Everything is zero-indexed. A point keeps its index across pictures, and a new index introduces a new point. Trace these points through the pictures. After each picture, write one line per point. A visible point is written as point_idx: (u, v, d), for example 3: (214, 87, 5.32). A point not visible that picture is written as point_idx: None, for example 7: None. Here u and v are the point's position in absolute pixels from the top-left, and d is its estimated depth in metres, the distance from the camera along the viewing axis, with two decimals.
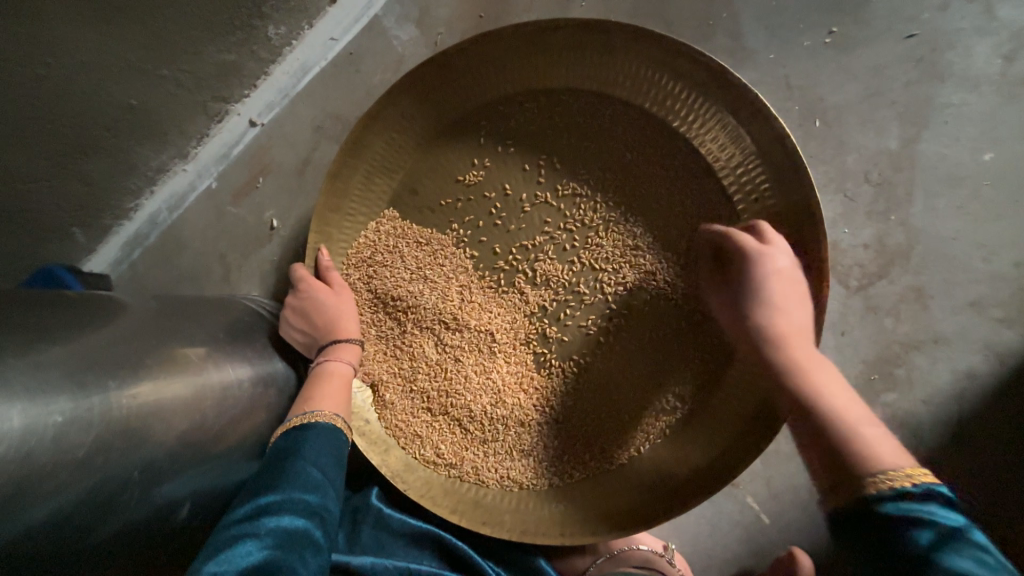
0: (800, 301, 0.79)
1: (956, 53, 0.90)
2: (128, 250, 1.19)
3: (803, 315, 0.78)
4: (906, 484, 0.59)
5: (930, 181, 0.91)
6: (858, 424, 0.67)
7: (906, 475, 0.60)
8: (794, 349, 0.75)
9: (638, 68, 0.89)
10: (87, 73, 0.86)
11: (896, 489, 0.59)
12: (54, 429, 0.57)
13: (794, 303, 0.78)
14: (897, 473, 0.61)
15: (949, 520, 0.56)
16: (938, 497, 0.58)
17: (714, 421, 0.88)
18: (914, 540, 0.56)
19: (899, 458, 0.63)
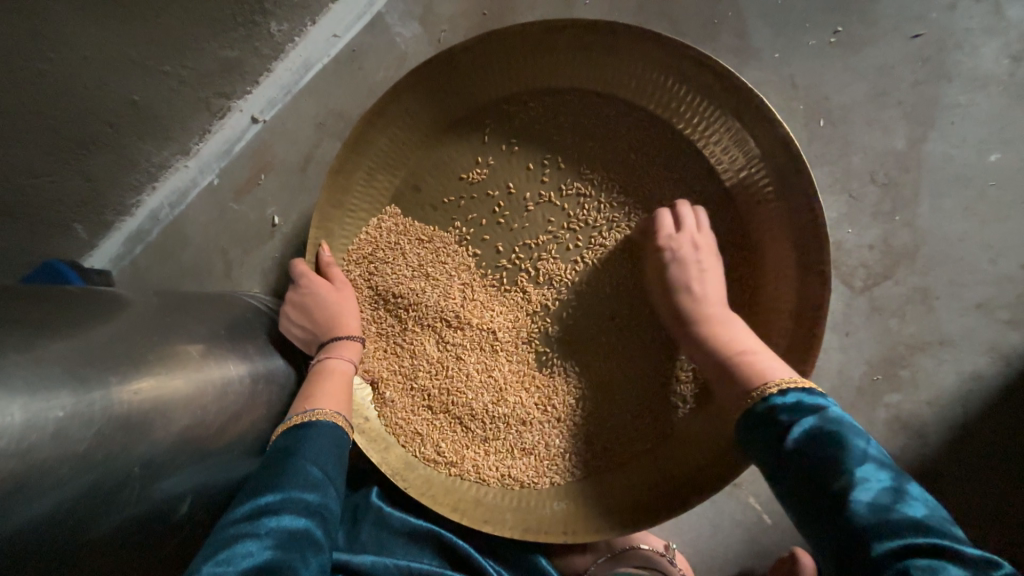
0: (708, 267, 0.85)
1: (964, 53, 0.90)
2: (130, 246, 1.19)
3: (710, 278, 0.85)
4: (777, 390, 0.66)
5: (937, 181, 0.90)
6: (757, 358, 0.73)
7: (789, 382, 0.67)
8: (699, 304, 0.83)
9: (643, 70, 0.89)
10: (90, 68, 0.86)
11: (773, 394, 0.66)
12: (55, 423, 0.57)
13: (701, 269, 0.84)
14: (782, 382, 0.67)
15: (817, 408, 0.62)
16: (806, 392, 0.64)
17: (718, 423, 0.87)
18: (788, 435, 0.61)
19: (785, 373, 0.70)
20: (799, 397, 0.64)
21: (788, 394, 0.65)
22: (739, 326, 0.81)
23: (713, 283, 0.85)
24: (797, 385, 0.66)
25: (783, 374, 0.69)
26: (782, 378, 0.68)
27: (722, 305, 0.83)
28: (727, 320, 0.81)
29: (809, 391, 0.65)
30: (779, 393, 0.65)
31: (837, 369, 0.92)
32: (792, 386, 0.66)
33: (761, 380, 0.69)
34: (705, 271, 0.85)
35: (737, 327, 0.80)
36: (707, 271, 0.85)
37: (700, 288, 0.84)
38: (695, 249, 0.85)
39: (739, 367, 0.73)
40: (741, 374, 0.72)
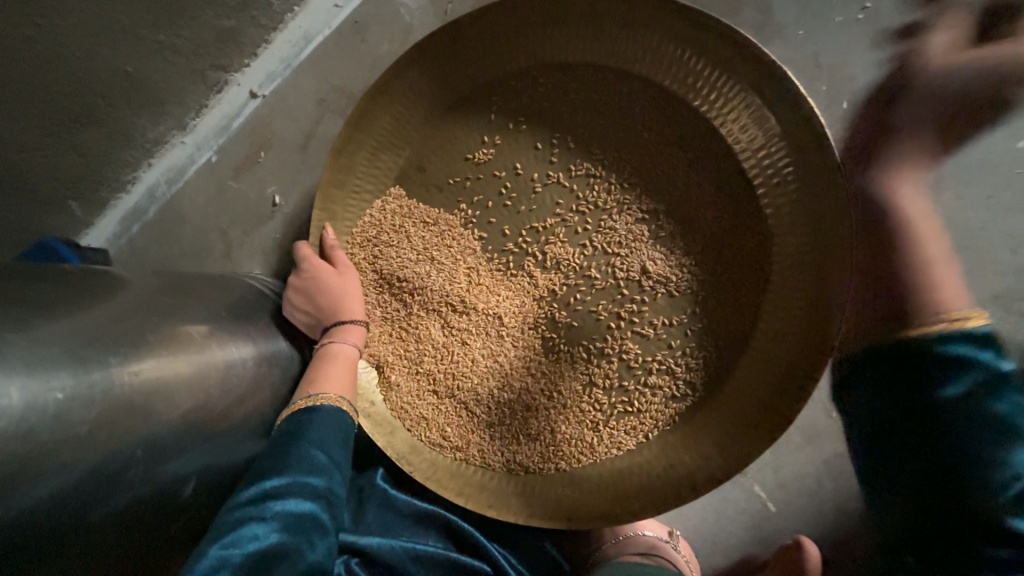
0: (920, 169, 0.89)
1: (996, 33, 0.86)
2: (126, 225, 1.16)
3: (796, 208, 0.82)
4: None
5: (960, 168, 0.88)
6: None
7: (963, 317, 0.83)
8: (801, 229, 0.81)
9: (660, 44, 0.85)
10: (80, 35, 0.82)
11: None
12: (54, 405, 0.56)
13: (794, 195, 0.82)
14: (959, 317, 0.83)
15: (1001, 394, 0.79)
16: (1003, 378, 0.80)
17: (726, 411, 0.86)
18: (945, 387, 0.80)
19: None
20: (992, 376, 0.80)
21: None
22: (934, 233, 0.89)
23: (913, 185, 0.89)
24: None
25: (957, 301, 0.85)
26: (954, 309, 0.84)
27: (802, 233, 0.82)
28: (924, 231, 0.88)
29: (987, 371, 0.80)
30: None
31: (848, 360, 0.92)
32: None
33: (935, 308, 0.85)
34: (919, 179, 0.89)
35: (929, 233, 0.89)
36: (912, 176, 0.89)
37: (910, 194, 0.89)
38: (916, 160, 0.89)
39: None
40: (907, 290, 0.88)
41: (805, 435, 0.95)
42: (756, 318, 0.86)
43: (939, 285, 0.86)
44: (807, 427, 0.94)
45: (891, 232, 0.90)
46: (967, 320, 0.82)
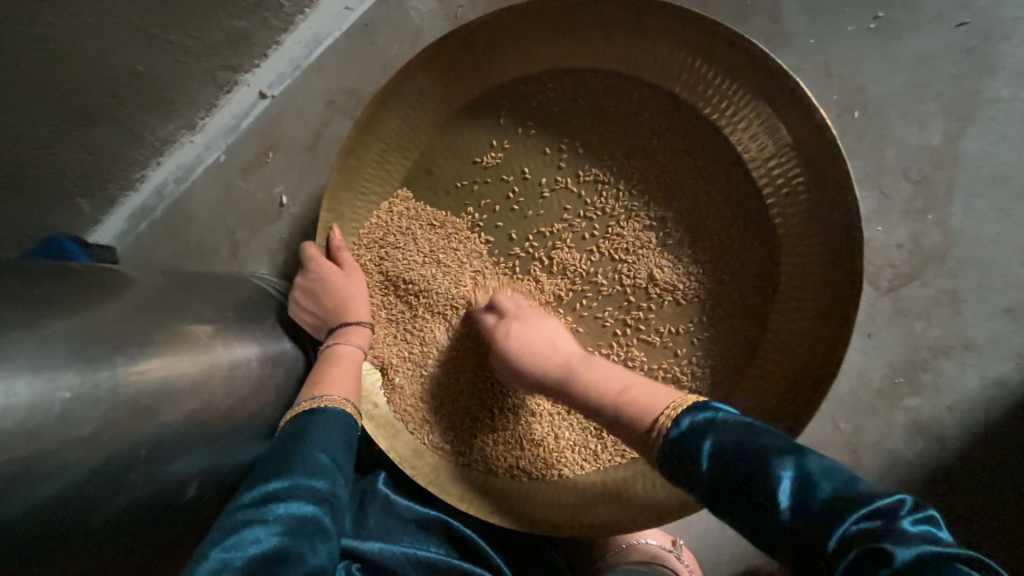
0: (550, 330, 0.86)
1: (1011, 45, 0.85)
2: (133, 222, 1.17)
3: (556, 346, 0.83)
4: (676, 412, 0.62)
5: (973, 180, 0.87)
6: (632, 390, 0.70)
7: (670, 414, 0.62)
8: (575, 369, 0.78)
9: (671, 51, 0.85)
10: (93, 34, 0.83)
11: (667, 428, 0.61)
12: (62, 404, 0.56)
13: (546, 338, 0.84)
14: (663, 415, 0.63)
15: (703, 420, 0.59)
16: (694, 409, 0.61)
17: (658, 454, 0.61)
18: (694, 462, 0.57)
19: (667, 397, 0.66)
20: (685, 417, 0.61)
21: (680, 416, 0.61)
22: (606, 366, 0.78)
23: (571, 343, 0.85)
24: (680, 407, 0.62)
25: (659, 404, 0.65)
26: (666, 408, 0.63)
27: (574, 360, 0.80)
28: (583, 367, 0.78)
29: (698, 407, 0.61)
30: (673, 426, 0.61)
31: (856, 372, 0.91)
32: (675, 412, 0.62)
33: (642, 420, 0.65)
34: (542, 330, 0.85)
35: (599, 363, 0.78)
36: (548, 327, 0.86)
37: (546, 347, 0.83)
38: (522, 329, 0.85)
39: (627, 411, 0.67)
40: (623, 417, 0.68)
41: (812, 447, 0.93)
42: (764, 327, 0.86)
43: (626, 405, 0.68)
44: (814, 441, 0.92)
45: (555, 383, 0.80)
46: (680, 404, 0.63)
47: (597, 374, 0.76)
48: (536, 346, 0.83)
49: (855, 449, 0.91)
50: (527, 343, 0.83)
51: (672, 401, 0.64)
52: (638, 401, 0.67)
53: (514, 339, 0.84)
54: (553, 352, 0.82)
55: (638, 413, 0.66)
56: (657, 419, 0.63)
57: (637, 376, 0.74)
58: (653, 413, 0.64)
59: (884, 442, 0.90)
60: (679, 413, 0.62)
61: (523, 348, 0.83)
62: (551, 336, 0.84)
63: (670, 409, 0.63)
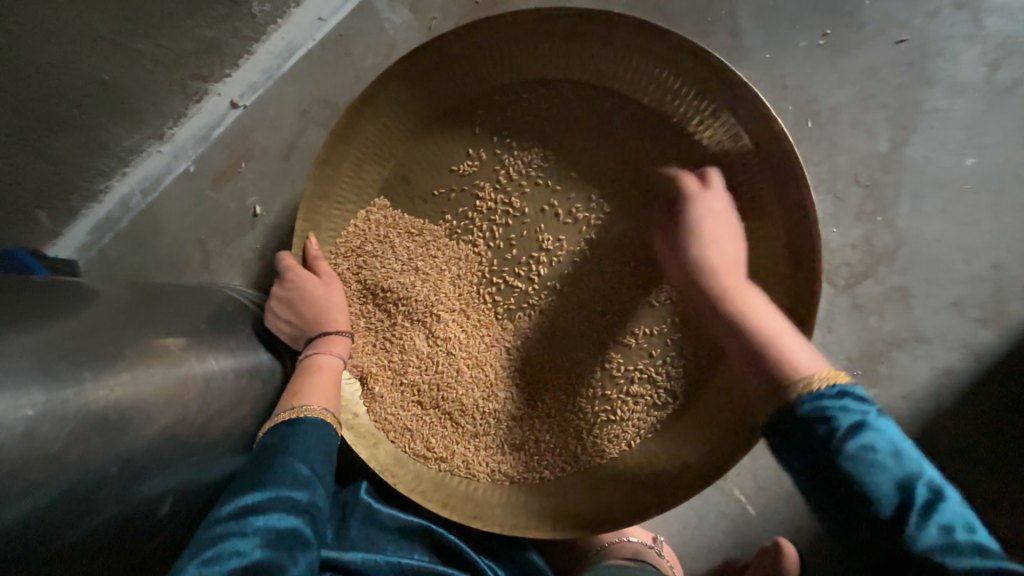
0: (727, 230, 0.84)
1: (945, 60, 0.93)
2: (97, 235, 1.13)
3: (720, 251, 0.83)
4: (824, 385, 0.64)
5: (917, 183, 0.94)
6: (781, 338, 0.73)
7: (825, 379, 0.65)
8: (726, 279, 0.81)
9: (639, 64, 0.88)
10: (56, 42, 0.81)
11: (822, 392, 0.64)
12: (25, 423, 0.54)
13: (719, 238, 0.83)
14: (818, 379, 0.65)
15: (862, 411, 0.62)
16: (848, 393, 0.63)
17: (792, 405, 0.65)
18: (848, 442, 0.60)
19: (816, 366, 0.68)
20: (846, 399, 0.63)
21: (838, 388, 0.64)
22: (758, 297, 0.80)
23: (735, 251, 0.83)
24: (827, 381, 0.65)
25: (815, 367, 0.68)
26: (820, 372, 0.66)
27: (736, 278, 0.81)
28: (738, 288, 0.80)
29: (851, 385, 0.64)
30: (831, 388, 0.64)
31: None
32: (825, 382, 0.65)
33: (792, 371, 0.68)
34: (716, 235, 0.83)
35: (750, 295, 0.80)
36: (723, 239, 0.84)
37: (699, 249, 0.83)
38: (706, 226, 0.83)
39: (769, 349, 0.72)
40: (768, 358, 0.71)
41: None
42: None
43: (785, 350, 0.71)
44: None
45: (700, 285, 0.83)
46: (827, 379, 0.65)
47: (752, 311, 0.77)
48: (721, 257, 0.82)
49: None
50: (715, 239, 0.83)
51: (816, 366, 0.67)
52: (788, 360, 0.70)
53: (688, 228, 0.84)
54: (719, 257, 0.82)
55: (793, 367, 0.68)
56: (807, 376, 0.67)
57: (773, 312, 0.78)
58: (805, 372, 0.67)
59: None
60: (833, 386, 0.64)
61: (704, 257, 0.82)
62: (724, 245, 0.83)
63: (819, 380, 0.65)
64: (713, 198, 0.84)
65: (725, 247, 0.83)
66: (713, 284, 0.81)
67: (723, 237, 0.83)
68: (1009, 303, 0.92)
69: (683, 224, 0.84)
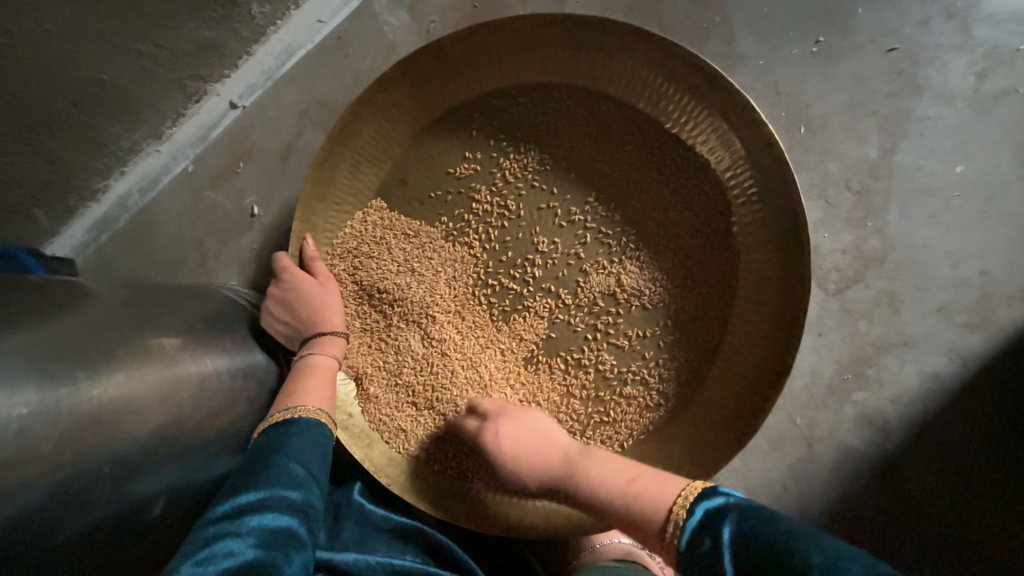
0: (549, 434, 0.83)
1: (935, 68, 0.94)
2: (95, 234, 1.13)
3: (544, 447, 0.81)
4: (682, 512, 0.59)
5: (906, 190, 0.95)
6: (638, 483, 0.68)
7: (682, 503, 0.61)
8: (571, 462, 0.77)
9: (633, 69, 0.89)
10: (54, 43, 0.81)
11: (679, 518, 0.59)
12: (19, 421, 0.54)
13: (533, 432, 0.83)
14: (675, 507, 0.61)
15: (720, 510, 0.56)
16: (701, 501, 0.59)
17: (678, 551, 0.57)
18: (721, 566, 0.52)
19: (675, 486, 0.65)
20: (700, 509, 0.59)
21: (693, 507, 0.59)
22: (596, 458, 0.76)
23: (558, 441, 0.82)
24: (690, 496, 0.61)
25: (671, 493, 0.64)
26: (676, 497, 0.62)
27: (575, 449, 0.80)
28: (569, 468, 0.76)
29: (711, 491, 0.60)
30: (685, 515, 0.59)
31: (809, 368, 0.97)
32: (690, 499, 0.60)
33: (657, 515, 0.63)
34: (529, 441, 0.82)
35: (587, 463, 0.75)
36: (545, 435, 0.83)
37: (527, 466, 0.80)
38: (514, 440, 0.82)
39: (635, 509, 0.66)
40: (637, 522, 0.65)
41: (771, 441, 0.98)
42: (724, 330, 0.91)
43: (643, 494, 0.66)
44: (773, 435, 0.97)
45: (553, 480, 0.78)
46: (690, 492, 0.61)
47: (598, 471, 0.73)
48: (527, 457, 0.80)
49: (810, 442, 0.97)
50: (517, 446, 0.82)
51: (674, 490, 0.64)
52: (647, 494, 0.66)
53: (502, 444, 0.82)
54: (549, 447, 0.81)
55: (652, 512, 0.63)
56: (668, 511, 0.62)
57: (606, 459, 0.75)
58: (664, 507, 0.63)
59: (836, 434, 0.96)
60: (692, 503, 0.60)
61: (525, 464, 0.80)
62: (553, 436, 0.83)
63: (681, 500, 0.61)
64: (513, 421, 0.85)
65: (536, 442, 0.82)
66: (554, 469, 0.78)
67: (536, 429, 0.84)
68: (995, 309, 0.93)
69: (495, 449, 0.83)
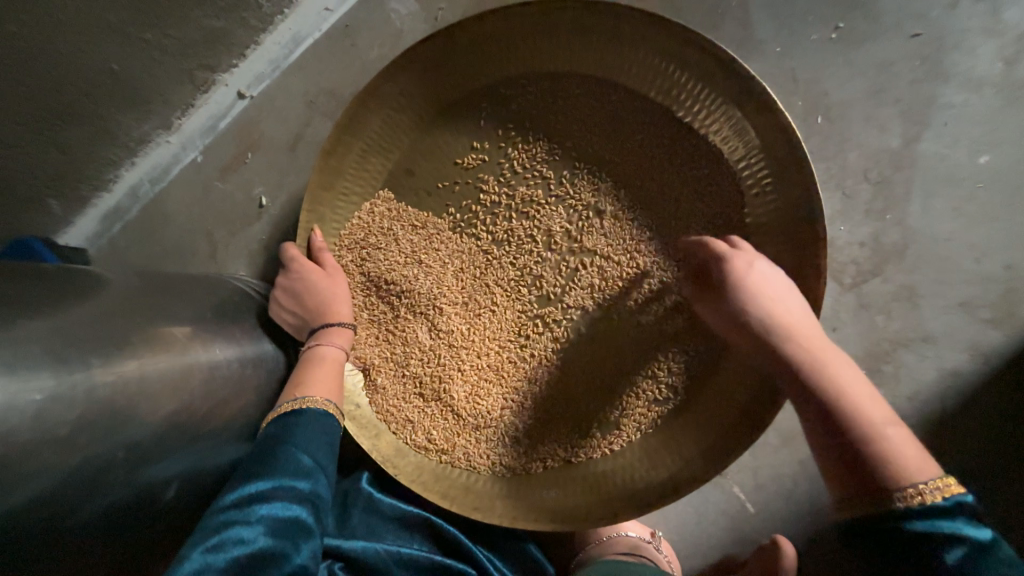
0: (786, 298, 0.79)
1: (961, 54, 0.90)
2: (108, 223, 1.14)
3: (785, 302, 0.79)
4: (938, 496, 0.59)
5: (929, 180, 0.92)
6: (875, 431, 0.66)
7: (941, 487, 0.60)
8: (805, 339, 0.75)
9: (644, 57, 0.87)
10: (65, 32, 0.82)
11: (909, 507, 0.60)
12: (35, 406, 0.55)
13: (794, 309, 0.78)
14: (928, 487, 0.60)
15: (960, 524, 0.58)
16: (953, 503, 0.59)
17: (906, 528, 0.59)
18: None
19: (922, 467, 0.63)
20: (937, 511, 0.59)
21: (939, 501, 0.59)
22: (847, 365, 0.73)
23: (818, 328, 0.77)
24: (936, 489, 0.60)
25: (925, 467, 0.63)
26: (930, 480, 0.61)
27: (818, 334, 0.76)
28: (831, 354, 0.73)
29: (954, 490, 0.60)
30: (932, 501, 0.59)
31: None
32: (936, 487, 0.60)
33: (897, 473, 0.62)
34: (783, 296, 0.79)
35: (838, 360, 0.73)
36: (789, 300, 0.79)
37: (772, 313, 0.78)
38: (763, 285, 0.79)
39: (873, 445, 0.65)
40: (871, 452, 0.65)
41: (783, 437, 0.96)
42: None
43: (889, 442, 0.65)
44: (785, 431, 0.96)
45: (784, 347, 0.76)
46: (943, 489, 0.59)
47: (840, 369, 0.72)
48: (786, 312, 0.77)
49: None
50: (766, 299, 0.79)
51: (923, 466, 0.62)
52: (902, 464, 0.63)
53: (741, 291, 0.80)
54: (784, 313, 0.77)
55: (896, 470, 0.62)
56: (914, 485, 0.61)
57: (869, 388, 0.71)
58: (912, 480, 0.61)
59: None
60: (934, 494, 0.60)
61: (770, 311, 0.78)
62: (790, 301, 0.79)
63: (927, 490, 0.60)
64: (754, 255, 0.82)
65: (776, 305, 0.78)
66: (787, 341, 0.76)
67: (780, 296, 0.79)
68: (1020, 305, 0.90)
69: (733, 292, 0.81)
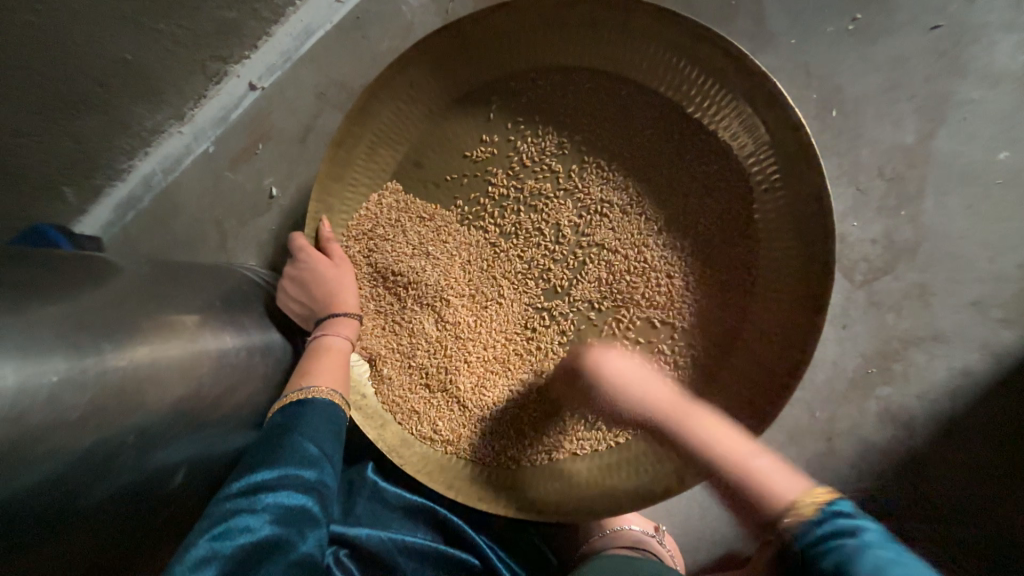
0: (633, 376, 0.88)
1: (980, 48, 0.89)
2: (121, 213, 1.16)
3: (644, 384, 0.88)
4: (813, 508, 0.74)
5: (943, 177, 0.91)
6: (754, 469, 0.80)
7: (810, 499, 0.75)
8: (676, 422, 0.85)
9: (654, 50, 0.86)
10: (80, 22, 0.83)
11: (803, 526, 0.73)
12: (48, 388, 0.56)
13: (649, 383, 0.88)
14: (801, 502, 0.75)
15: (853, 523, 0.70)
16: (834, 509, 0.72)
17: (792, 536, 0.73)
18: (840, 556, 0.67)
19: (794, 485, 0.78)
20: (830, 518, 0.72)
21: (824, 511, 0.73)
22: (703, 413, 0.85)
23: (672, 386, 0.89)
24: (816, 502, 0.75)
25: (795, 486, 0.78)
26: (801, 493, 0.77)
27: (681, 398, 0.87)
28: (691, 411, 0.85)
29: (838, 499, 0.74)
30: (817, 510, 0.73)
31: (831, 362, 0.94)
32: (817, 502, 0.75)
33: (775, 500, 0.77)
34: (642, 380, 0.88)
35: (700, 414, 0.85)
36: (648, 381, 0.88)
37: (640, 401, 0.87)
38: (626, 375, 0.88)
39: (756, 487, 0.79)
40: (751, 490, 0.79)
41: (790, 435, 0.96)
42: (742, 317, 0.88)
43: (760, 476, 0.79)
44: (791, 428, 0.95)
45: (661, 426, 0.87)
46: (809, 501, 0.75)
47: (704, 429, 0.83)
48: (652, 394, 0.87)
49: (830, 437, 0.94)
50: (625, 387, 0.88)
51: (796, 487, 0.77)
52: (777, 488, 0.78)
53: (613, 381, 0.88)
54: (647, 398, 0.87)
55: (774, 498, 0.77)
56: (793, 501, 0.76)
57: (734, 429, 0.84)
58: (788, 498, 0.76)
59: (857, 429, 0.93)
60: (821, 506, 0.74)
61: (636, 401, 0.88)
62: (649, 379, 0.89)
63: (806, 500, 0.75)
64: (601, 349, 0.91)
65: (635, 390, 0.88)
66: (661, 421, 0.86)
67: (626, 372, 0.89)
68: None
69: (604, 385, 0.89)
